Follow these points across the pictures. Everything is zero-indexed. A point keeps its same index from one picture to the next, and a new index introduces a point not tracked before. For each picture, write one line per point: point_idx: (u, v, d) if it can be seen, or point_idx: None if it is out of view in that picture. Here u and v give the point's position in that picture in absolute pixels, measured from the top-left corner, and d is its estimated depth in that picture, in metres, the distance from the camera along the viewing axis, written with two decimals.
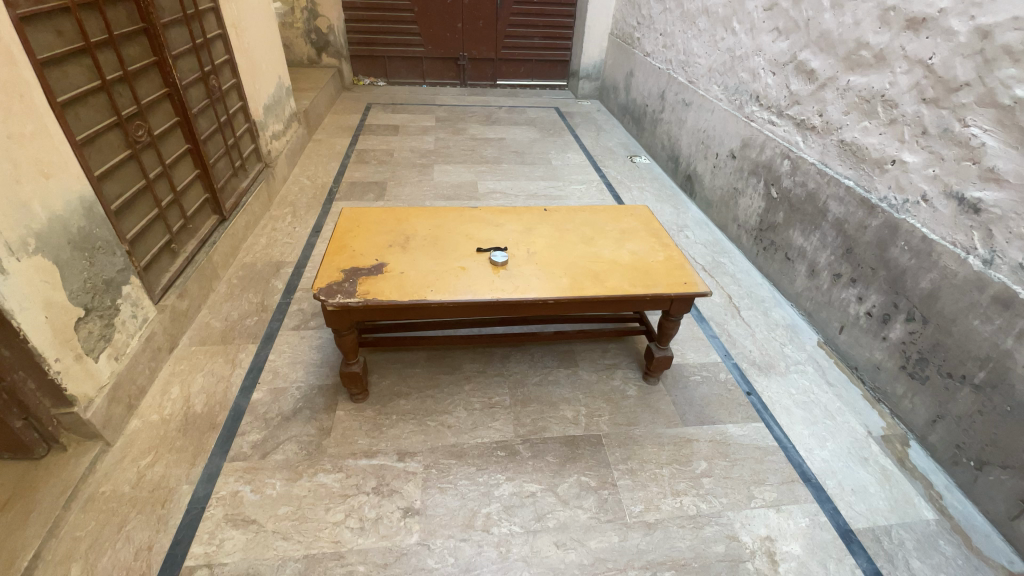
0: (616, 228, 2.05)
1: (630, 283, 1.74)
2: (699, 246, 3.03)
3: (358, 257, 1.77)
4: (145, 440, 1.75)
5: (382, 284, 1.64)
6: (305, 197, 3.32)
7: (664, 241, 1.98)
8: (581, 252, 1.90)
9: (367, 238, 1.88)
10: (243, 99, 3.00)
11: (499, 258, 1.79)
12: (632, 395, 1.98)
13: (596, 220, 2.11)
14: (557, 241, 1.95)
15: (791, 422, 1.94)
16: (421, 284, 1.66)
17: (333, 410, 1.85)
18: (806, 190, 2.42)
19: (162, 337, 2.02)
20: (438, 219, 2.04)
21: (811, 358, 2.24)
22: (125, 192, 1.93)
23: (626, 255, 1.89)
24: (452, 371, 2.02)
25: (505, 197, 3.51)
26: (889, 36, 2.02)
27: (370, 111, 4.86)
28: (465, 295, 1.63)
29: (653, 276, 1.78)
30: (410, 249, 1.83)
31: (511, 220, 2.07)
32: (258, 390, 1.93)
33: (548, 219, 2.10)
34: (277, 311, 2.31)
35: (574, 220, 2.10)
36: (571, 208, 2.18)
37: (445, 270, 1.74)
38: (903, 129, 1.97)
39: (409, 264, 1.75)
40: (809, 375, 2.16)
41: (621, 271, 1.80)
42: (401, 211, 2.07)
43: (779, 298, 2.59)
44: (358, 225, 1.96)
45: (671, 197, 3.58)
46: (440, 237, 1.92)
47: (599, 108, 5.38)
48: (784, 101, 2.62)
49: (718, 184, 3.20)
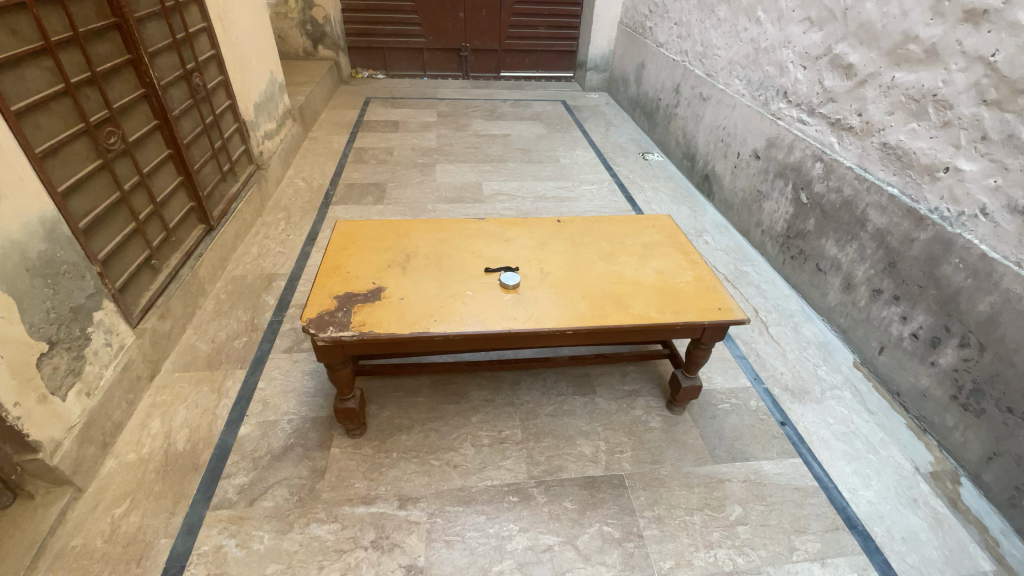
0: (637, 242, 1.86)
1: (658, 309, 1.55)
2: (720, 253, 2.84)
3: (353, 280, 1.59)
4: (121, 484, 1.59)
5: (379, 313, 1.46)
6: (300, 201, 3.13)
7: (692, 257, 1.79)
8: (600, 271, 1.71)
9: (363, 256, 1.70)
10: (231, 98, 2.81)
11: (510, 280, 1.61)
12: (655, 427, 1.81)
13: (616, 232, 1.92)
14: (573, 258, 1.77)
15: (831, 458, 1.77)
16: (423, 313, 1.47)
17: (328, 447, 1.69)
18: (842, 196, 2.23)
19: (141, 365, 1.85)
20: (441, 233, 1.85)
21: (848, 382, 2.06)
22: (96, 206, 1.75)
23: (651, 274, 1.70)
24: (458, 401, 1.85)
25: (512, 200, 3.31)
26: (942, 28, 1.81)
27: (369, 106, 4.64)
28: (472, 326, 1.45)
29: (682, 300, 1.59)
30: (410, 269, 1.65)
31: (522, 233, 1.89)
32: (245, 424, 1.76)
33: (562, 232, 1.91)
34: (267, 331, 2.14)
35: (590, 233, 1.91)
36: (587, 219, 1.99)
37: (450, 294, 1.56)
38: (958, 133, 1.77)
39: (410, 288, 1.57)
40: (847, 402, 1.98)
41: (646, 294, 1.61)
42: (400, 224, 1.88)
43: (810, 313, 2.41)
44: (353, 241, 1.77)
45: (687, 198, 3.38)
46: (443, 255, 1.73)
47: (608, 101, 5.15)
48: (816, 98, 2.41)
49: (739, 185, 3.00)
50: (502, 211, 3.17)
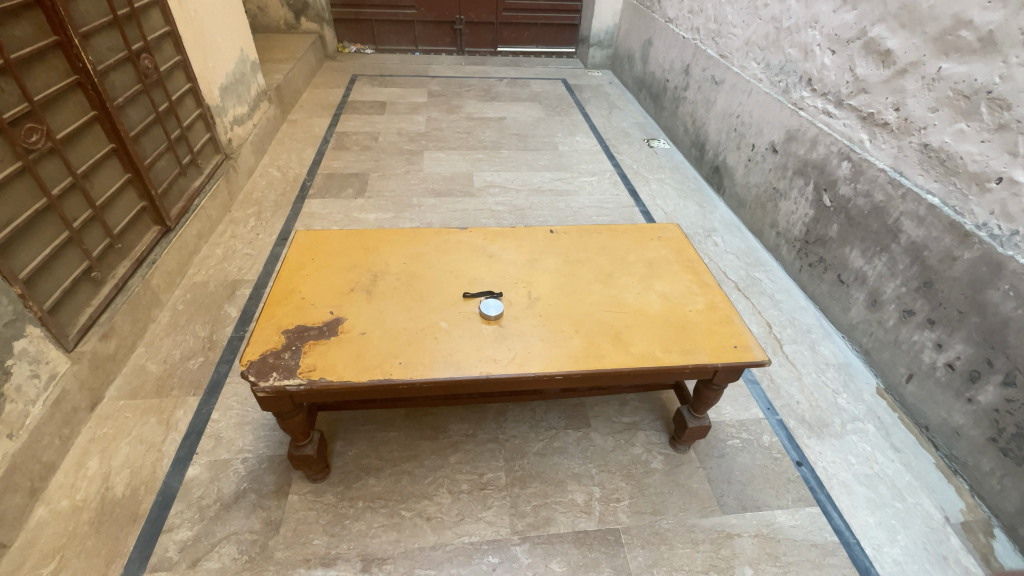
0: (641, 259, 1.63)
1: (664, 348, 1.32)
2: (731, 256, 2.60)
3: (307, 308, 1.36)
4: (50, 537, 1.40)
5: (334, 355, 1.24)
6: (273, 194, 2.87)
7: (704, 280, 1.56)
8: (597, 296, 1.48)
9: (322, 278, 1.47)
10: (191, 80, 2.53)
11: (490, 309, 1.38)
12: (656, 470, 1.61)
13: (617, 247, 1.68)
14: (566, 280, 1.53)
15: (852, 507, 1.58)
16: (386, 354, 1.25)
17: (286, 494, 1.50)
18: (872, 202, 1.98)
19: (78, 395, 1.64)
20: (415, 247, 1.62)
21: (871, 413, 1.86)
22: (16, 217, 1.52)
23: (656, 302, 1.47)
24: (436, 437, 1.65)
25: (505, 193, 3.05)
26: (1004, 13, 1.54)
27: (355, 85, 4.33)
28: (442, 371, 1.23)
29: (692, 336, 1.36)
30: (376, 295, 1.42)
31: (508, 247, 1.65)
32: (194, 464, 1.57)
33: (554, 246, 1.67)
34: (227, 350, 1.93)
35: (587, 248, 1.67)
36: (584, 230, 1.75)
37: (420, 327, 1.33)
38: (1017, 138, 1.52)
39: (372, 320, 1.34)
40: (870, 437, 1.78)
41: (651, 328, 1.38)
42: (369, 236, 1.64)
43: (828, 328, 2.19)
44: (313, 257, 1.54)
45: (695, 192, 3.12)
46: (416, 276, 1.51)
47: (612, 80, 4.82)
48: (846, 88, 2.14)
49: (753, 181, 2.74)
50: (494, 206, 2.91)
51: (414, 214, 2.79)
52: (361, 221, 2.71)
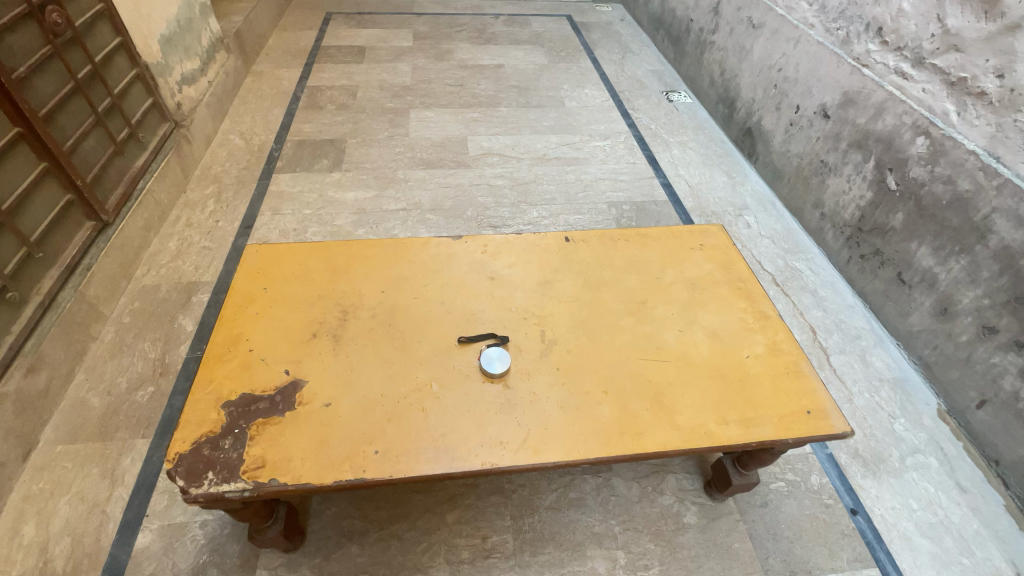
0: (680, 279, 1.30)
1: (718, 417, 1.03)
2: (766, 242, 2.27)
3: (256, 366, 1.06)
4: None
5: (289, 443, 0.94)
6: (235, 169, 2.47)
7: (760, 309, 1.24)
8: (628, 336, 1.16)
9: (276, 317, 1.15)
10: (120, 34, 2.06)
11: (493, 363, 1.07)
12: (689, 526, 1.37)
13: (649, 259, 1.35)
14: (589, 311, 1.21)
15: (916, 566, 1.36)
16: (358, 437, 0.96)
17: (253, 569, 1.26)
18: (954, 191, 1.63)
19: (3, 446, 1.37)
20: (396, 266, 1.28)
21: (933, 443, 1.61)
22: None
23: (704, 343, 1.16)
24: (431, 489, 1.40)
25: (505, 162, 2.64)
26: None
27: (329, 26, 3.75)
28: (431, 461, 0.93)
29: (752, 396, 1.07)
30: (344, 342, 1.11)
31: (513, 263, 1.31)
32: (146, 530, 1.32)
33: (571, 260, 1.33)
34: (182, 376, 1.65)
35: (612, 261, 1.33)
36: (607, 235, 1.40)
37: (404, 391, 1.03)
38: None
39: (340, 383, 1.03)
40: (933, 474, 1.54)
41: (700, 384, 1.08)
42: (336, 251, 1.30)
43: (880, 333, 1.90)
44: (266, 285, 1.22)
45: (722, 160, 2.72)
46: (397, 309, 1.18)
47: (623, 17, 4.22)
48: (929, 44, 1.73)
49: (795, 151, 2.35)
50: (492, 179, 2.52)
51: (400, 191, 2.40)
52: (338, 201, 2.33)
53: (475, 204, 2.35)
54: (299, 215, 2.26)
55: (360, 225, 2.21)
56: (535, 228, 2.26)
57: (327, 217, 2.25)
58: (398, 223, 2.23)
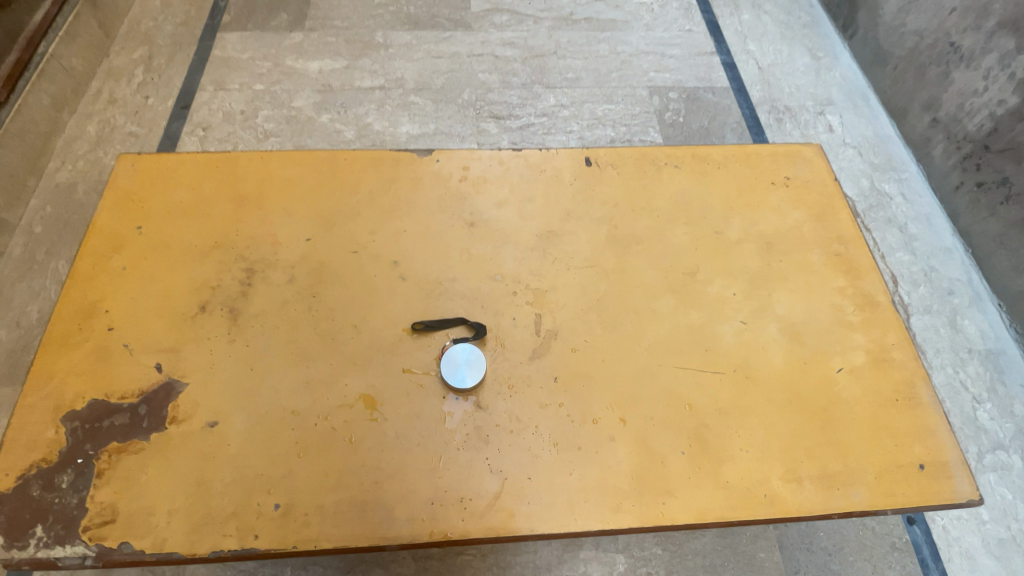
0: (751, 235, 0.88)
1: (787, 470, 0.69)
2: (850, 155, 1.75)
3: (116, 357, 0.73)
4: None
5: (152, 486, 0.65)
6: (169, 23, 1.91)
7: (863, 292, 0.85)
8: (666, 327, 0.78)
9: (153, 278, 0.80)
10: None
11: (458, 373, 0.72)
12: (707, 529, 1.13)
13: (708, 201, 0.90)
14: (610, 283, 0.81)
15: None
16: (251, 481, 0.65)
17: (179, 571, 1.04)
18: None
19: None
20: (331, 196, 0.86)
21: (1022, 437, 1.29)
22: None
23: (777, 345, 0.78)
24: None
25: (518, 22, 1.98)
26: None
27: None
28: (355, 526, 0.63)
29: (839, 437, 0.72)
30: (244, 321, 0.76)
31: (505, 196, 0.88)
32: None
33: (591, 196, 0.89)
34: None
35: (652, 201, 0.89)
36: (648, 156, 0.94)
37: (326, 408, 0.70)
38: None
39: (233, 391, 0.71)
40: (1015, 477, 1.25)
41: (766, 414, 0.73)
42: (246, 172, 0.90)
43: (979, 289, 1.51)
44: (143, 226, 0.86)
45: (806, 31, 2.04)
46: (325, 269, 0.80)
47: None
48: None
49: (913, 26, 1.72)
50: (499, 47, 1.91)
51: (377, 61, 1.85)
52: (298, 74, 1.80)
53: (474, 83, 1.81)
54: (249, 92, 1.76)
55: (323, 110, 1.72)
56: (550, 121, 1.74)
57: (283, 96, 1.75)
58: (373, 108, 1.73)
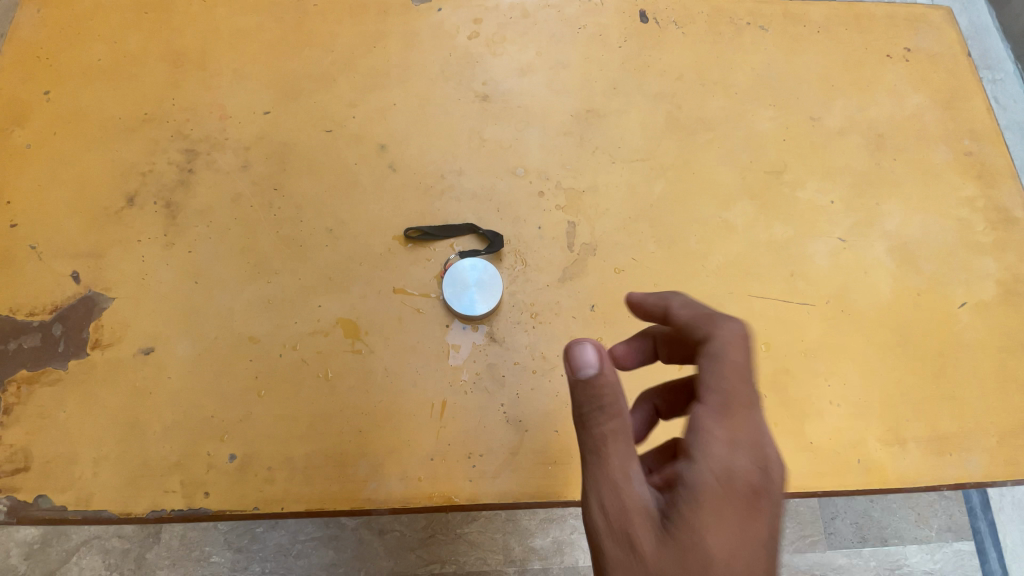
0: (857, 126, 0.66)
1: (888, 431, 0.54)
2: None
3: (22, 262, 0.56)
4: None
5: (74, 428, 0.51)
6: None
7: (998, 205, 0.64)
8: (740, 244, 0.59)
9: (66, 161, 0.61)
10: None
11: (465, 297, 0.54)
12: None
13: (802, 77, 0.67)
14: (667, 183, 0.61)
15: None
16: (199, 424, 0.51)
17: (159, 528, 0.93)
18: None
19: None
20: (296, 56, 0.64)
21: None
22: None
23: (884, 271, 0.59)
24: None
25: None
26: None
27: None
28: (333, 486, 0.50)
29: (956, 391, 0.56)
30: (185, 220, 0.57)
31: (530, 61, 0.65)
32: None
33: (647, 65, 0.66)
34: None
35: (727, 75, 0.66)
36: (725, 13, 0.69)
37: (293, 335, 0.53)
38: None
39: (172, 311, 0.54)
40: None
41: (865, 360, 0.56)
42: (183, 20, 0.66)
43: None
44: (52, 91, 0.64)
45: None
46: (291, 154, 0.60)
47: None
48: None
49: None
50: None
51: None
52: None
53: None
54: None
55: None
56: None
57: None
58: None
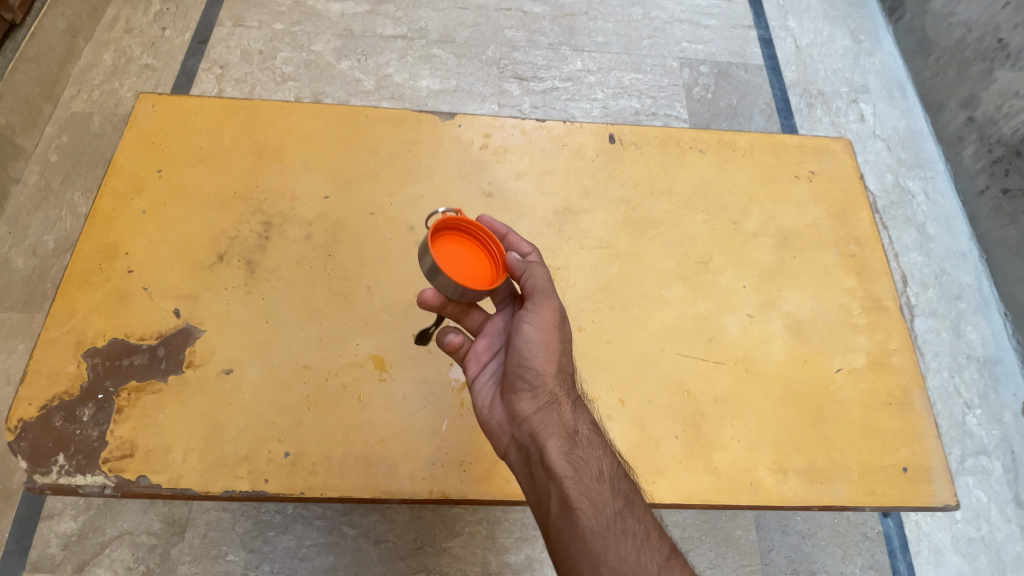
0: (767, 229, 0.87)
1: (775, 462, 0.72)
2: (880, 147, 1.71)
3: (136, 299, 0.75)
4: None
5: (170, 426, 0.68)
6: None
7: (874, 294, 0.85)
8: (673, 314, 0.79)
9: (172, 223, 0.80)
10: None
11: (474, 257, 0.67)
12: (682, 525, 1.17)
13: (728, 189, 0.89)
14: (621, 266, 0.81)
15: None
16: (263, 428, 0.69)
17: (186, 518, 1.09)
18: None
19: None
20: (351, 154, 0.86)
21: (1005, 445, 1.36)
22: None
23: (780, 340, 0.79)
24: None
25: None
26: None
27: None
28: (360, 479, 0.67)
29: (829, 435, 0.75)
30: (261, 274, 0.77)
31: (525, 168, 0.87)
32: None
33: (612, 175, 0.88)
34: None
35: (672, 185, 0.88)
36: (674, 139, 0.92)
37: (336, 365, 0.72)
38: None
39: (249, 342, 0.73)
40: (992, 482, 1.31)
41: (761, 407, 0.75)
42: (266, 121, 0.88)
43: (987, 297, 1.53)
44: (163, 170, 0.85)
45: (852, 9, 1.94)
46: (342, 228, 0.81)
47: None
48: None
49: (963, 16, 1.66)
50: (528, 3, 1.79)
51: (400, 8, 1.75)
52: (319, 15, 1.72)
53: (500, 40, 1.71)
54: (267, 30, 1.69)
55: (343, 56, 1.65)
56: (575, 86, 1.66)
57: (302, 38, 1.68)
58: (394, 59, 1.66)
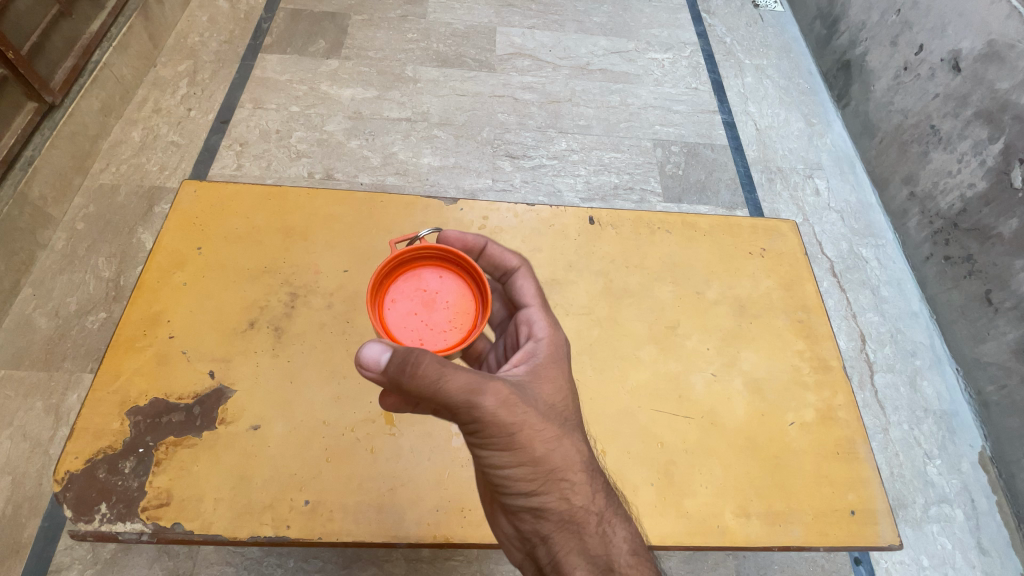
0: (727, 299, 1.01)
1: (738, 506, 0.82)
2: (834, 217, 1.91)
3: (176, 362, 0.85)
4: None
5: (202, 477, 0.77)
6: (216, 41, 2.04)
7: (821, 355, 0.98)
8: (646, 374, 0.91)
9: (209, 294, 0.91)
10: None
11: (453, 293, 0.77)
12: (668, 573, 1.25)
13: (693, 264, 1.04)
14: (601, 331, 0.94)
15: None
16: (286, 478, 0.77)
17: (190, 572, 1.14)
18: None
19: None
20: (367, 235, 0.99)
21: (965, 493, 1.45)
22: None
23: (740, 397, 0.91)
24: None
25: (537, 68, 2.09)
26: None
27: None
28: (372, 524, 0.76)
29: (785, 481, 0.85)
30: (287, 339, 0.88)
31: (517, 245, 1.01)
32: None
33: (592, 251, 1.02)
34: None
35: (644, 260, 1.03)
36: (644, 220, 1.07)
37: (352, 421, 0.82)
38: None
39: (274, 401, 0.83)
40: (956, 529, 1.40)
41: (725, 457, 0.85)
42: (294, 204, 1.02)
43: (940, 353, 1.67)
44: (203, 247, 0.96)
45: (803, 97, 2.20)
46: (359, 299, 0.93)
47: None
48: None
49: (899, 105, 1.89)
50: (519, 90, 2.02)
51: (405, 93, 1.96)
52: (331, 99, 1.92)
53: (493, 122, 1.93)
54: (285, 112, 1.88)
55: (353, 136, 1.84)
56: (560, 164, 1.86)
57: (316, 119, 1.87)
58: (398, 139, 1.85)
